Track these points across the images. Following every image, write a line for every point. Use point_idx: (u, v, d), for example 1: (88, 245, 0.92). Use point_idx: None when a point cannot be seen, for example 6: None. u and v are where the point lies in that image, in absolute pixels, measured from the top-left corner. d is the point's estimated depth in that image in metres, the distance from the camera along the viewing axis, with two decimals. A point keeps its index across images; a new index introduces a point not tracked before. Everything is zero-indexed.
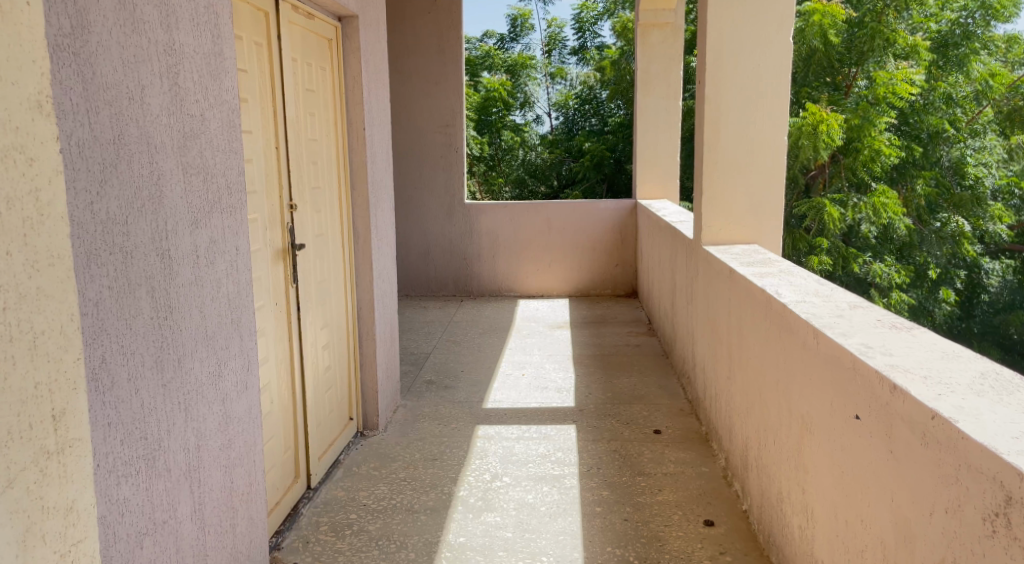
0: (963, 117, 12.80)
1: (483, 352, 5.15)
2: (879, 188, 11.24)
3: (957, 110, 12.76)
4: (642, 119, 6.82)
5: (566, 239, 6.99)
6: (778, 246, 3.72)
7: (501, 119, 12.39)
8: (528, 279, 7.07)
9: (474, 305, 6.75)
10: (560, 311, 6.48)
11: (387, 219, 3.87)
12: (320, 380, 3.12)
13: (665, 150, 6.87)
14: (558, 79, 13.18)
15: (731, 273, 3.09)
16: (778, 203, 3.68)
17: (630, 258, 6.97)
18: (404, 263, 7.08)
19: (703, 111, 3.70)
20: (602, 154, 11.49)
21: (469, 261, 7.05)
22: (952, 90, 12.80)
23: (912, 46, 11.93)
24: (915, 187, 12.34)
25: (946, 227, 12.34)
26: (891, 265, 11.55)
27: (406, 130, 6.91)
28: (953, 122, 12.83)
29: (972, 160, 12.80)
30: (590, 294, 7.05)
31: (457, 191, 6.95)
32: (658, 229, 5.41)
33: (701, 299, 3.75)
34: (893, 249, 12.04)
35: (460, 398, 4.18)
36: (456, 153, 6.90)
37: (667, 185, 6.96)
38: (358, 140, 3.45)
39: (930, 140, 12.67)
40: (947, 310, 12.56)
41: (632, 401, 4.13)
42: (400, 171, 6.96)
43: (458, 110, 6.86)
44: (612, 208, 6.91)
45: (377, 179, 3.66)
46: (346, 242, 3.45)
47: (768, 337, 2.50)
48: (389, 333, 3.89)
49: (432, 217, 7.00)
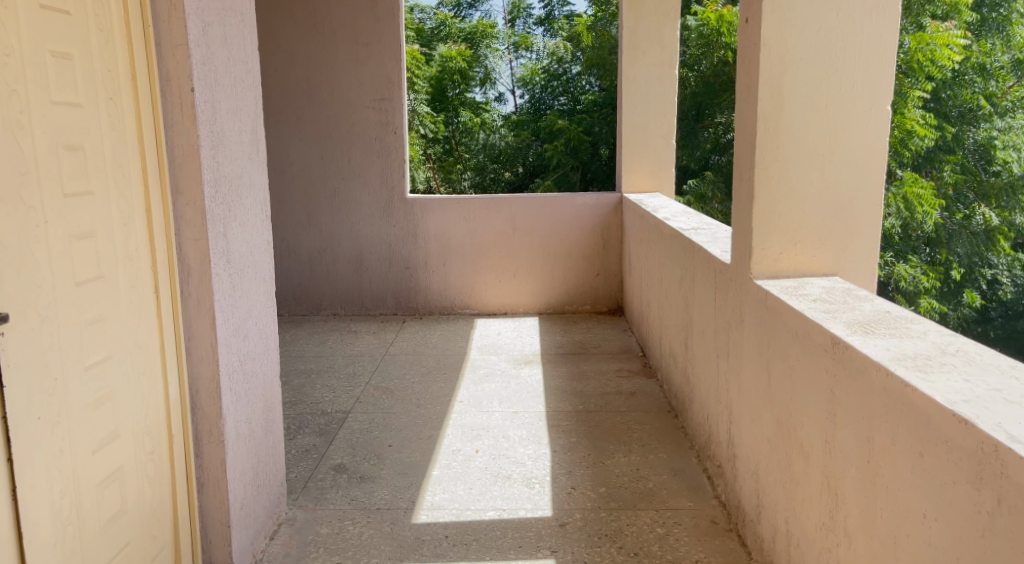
0: (997, 92, 11.86)
1: (423, 408, 3.76)
2: (909, 176, 10.43)
3: (993, 83, 11.87)
4: (628, 92, 5.44)
5: (535, 243, 5.64)
6: (870, 279, 2.34)
7: (458, 94, 10.94)
8: (487, 294, 5.70)
9: (418, 328, 5.37)
10: (527, 338, 5.11)
11: (253, 234, 2.44)
12: (90, 549, 1.70)
13: (657, 131, 5.51)
14: (524, 51, 11.61)
15: (832, 345, 1.74)
16: (870, 211, 2.31)
17: (613, 267, 5.66)
18: (330, 274, 5.66)
19: (752, 62, 2.32)
20: (577, 136, 10.11)
21: (412, 271, 5.65)
22: (986, 59, 11.82)
23: (953, 3, 10.97)
24: (943, 174, 11.56)
25: (972, 221, 11.53)
26: (916, 268, 10.83)
27: (329, 104, 5.45)
28: (988, 97, 11.90)
29: (1000, 142, 11.78)
30: (566, 313, 5.72)
31: (396, 182, 5.53)
32: (659, 238, 4.06)
33: (750, 361, 2.39)
34: (917, 245, 11.24)
35: (380, 503, 2.79)
36: (395, 134, 5.47)
37: (660, 175, 5.57)
38: (182, 105, 2.02)
39: (959, 119, 11.80)
40: (965, 312, 11.93)
41: (637, 503, 2.77)
42: (324, 157, 5.51)
43: (396, 80, 5.42)
44: (592, 203, 5.59)
45: (226, 175, 2.23)
46: (159, 281, 2.01)
47: (989, 532, 1.14)
48: (260, 416, 2.48)
49: (366, 216, 5.58)
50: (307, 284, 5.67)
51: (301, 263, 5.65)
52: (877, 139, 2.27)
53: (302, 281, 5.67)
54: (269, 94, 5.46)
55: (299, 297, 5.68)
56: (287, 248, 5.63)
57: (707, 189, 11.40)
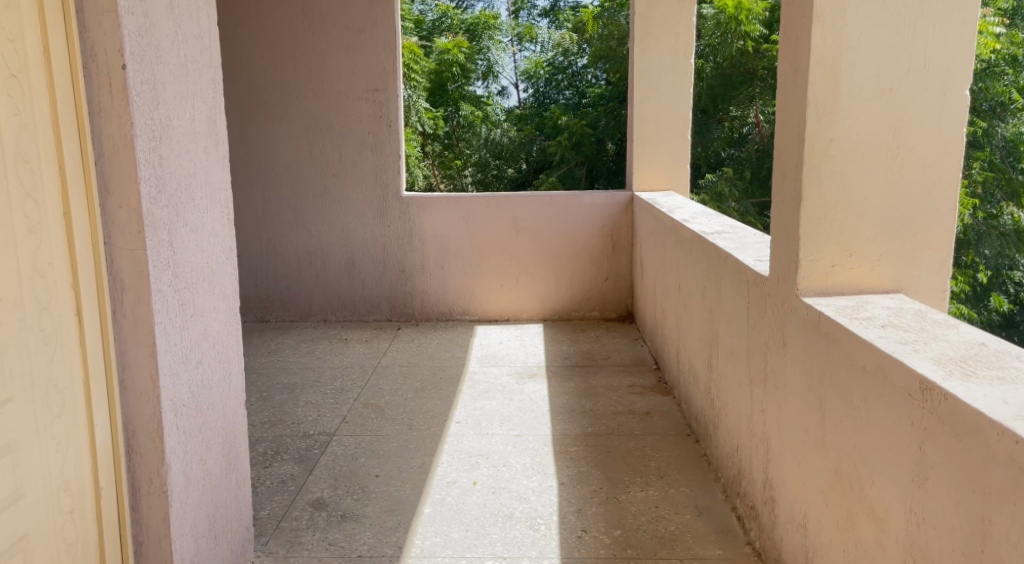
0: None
1: (417, 431, 3.40)
2: None
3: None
4: (640, 83, 5.07)
5: (540, 245, 5.30)
6: (940, 298, 1.97)
7: (459, 88, 10.47)
8: (488, 299, 5.37)
9: (414, 336, 5.01)
10: (532, 348, 4.76)
11: (211, 243, 2.07)
12: None
13: (671, 125, 5.14)
14: (528, 43, 11.28)
15: (922, 389, 1.36)
16: (942, 217, 1.93)
17: (623, 270, 5.31)
18: (321, 277, 5.31)
19: (800, 38, 1.95)
20: (581, 131, 9.63)
21: (408, 275, 5.32)
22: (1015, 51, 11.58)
23: None
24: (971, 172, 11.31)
25: (1000, 221, 11.27)
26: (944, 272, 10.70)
27: (319, 95, 5.09)
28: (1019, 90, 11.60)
29: None
30: (572, 319, 5.38)
31: (390, 180, 5.19)
32: (676, 242, 3.71)
33: (795, 393, 2.03)
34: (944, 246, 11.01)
35: (363, 549, 2.43)
36: (390, 128, 5.12)
37: (674, 173, 5.20)
38: (112, 86, 1.66)
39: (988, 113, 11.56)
40: (994, 315, 11.69)
41: (656, 551, 2.41)
42: (314, 153, 5.16)
43: (391, 70, 5.06)
44: (600, 202, 5.25)
45: (173, 172, 1.86)
46: (82, 299, 1.64)
47: None
48: (219, 454, 2.12)
49: (359, 215, 5.23)
50: (296, 288, 5.32)
51: (289, 266, 5.30)
52: (953, 131, 1.89)
53: (291, 286, 5.32)
54: (255, 84, 5.10)
55: (287, 302, 5.33)
56: (274, 250, 5.28)
57: (723, 186, 10.98)
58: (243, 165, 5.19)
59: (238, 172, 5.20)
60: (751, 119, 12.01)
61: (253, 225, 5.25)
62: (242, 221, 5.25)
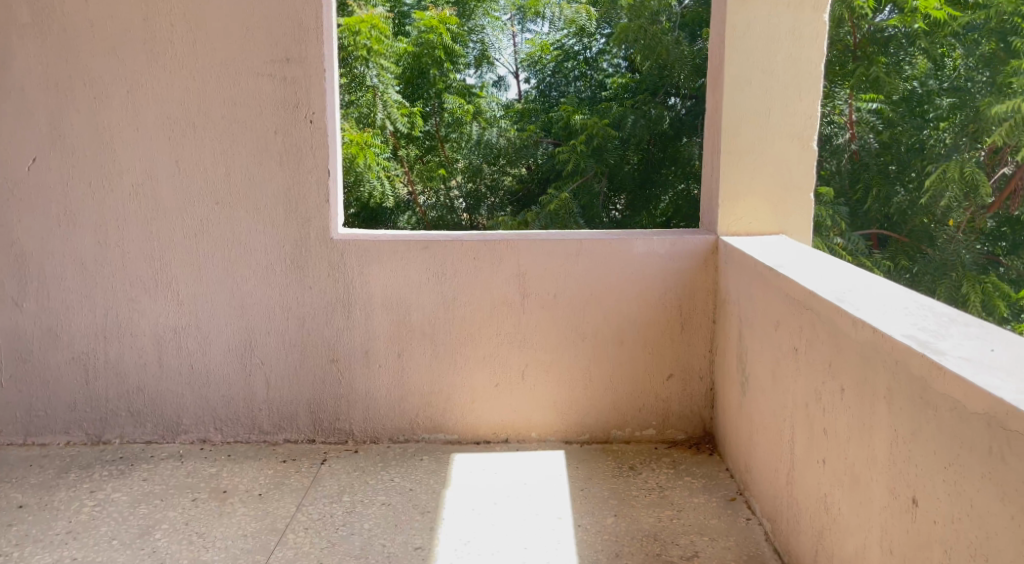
0: None
1: None
2: None
3: None
4: (731, 57, 3.02)
5: (560, 320, 3.24)
6: None
7: (442, 76, 8.23)
8: (475, 406, 3.30)
9: (345, 486, 2.92)
10: (555, 518, 2.69)
11: None
12: None
13: (782, 125, 3.07)
14: (532, 22, 9.18)
15: None
16: None
17: (695, 362, 3.26)
18: (196, 371, 3.22)
19: None
20: (605, 131, 7.17)
21: (343, 367, 3.27)
22: None
23: None
24: None
25: None
26: None
27: (190, 67, 3.05)
28: None
29: None
30: (612, 442, 3.31)
31: (311, 212, 3.17)
32: (895, 396, 1.64)
33: None
34: None
35: None
36: (312, 125, 3.12)
37: (784, 205, 3.12)
38: None
39: None
40: None
41: None
42: (182, 167, 3.10)
43: (312, 27, 3.07)
44: (661, 251, 3.19)
45: None
46: None
47: None
48: None
49: (264, 267, 3.19)
50: (153, 389, 3.21)
51: (142, 352, 3.18)
52: None
53: (145, 386, 3.20)
54: (77, 48, 3.01)
55: (141, 413, 3.22)
56: (115, 329, 3.16)
57: (827, 215, 7.52)
58: (59, 185, 3.07)
59: (50, 196, 3.07)
60: (844, 121, 8.38)
61: (78, 286, 3.13)
62: (58, 279, 3.12)
